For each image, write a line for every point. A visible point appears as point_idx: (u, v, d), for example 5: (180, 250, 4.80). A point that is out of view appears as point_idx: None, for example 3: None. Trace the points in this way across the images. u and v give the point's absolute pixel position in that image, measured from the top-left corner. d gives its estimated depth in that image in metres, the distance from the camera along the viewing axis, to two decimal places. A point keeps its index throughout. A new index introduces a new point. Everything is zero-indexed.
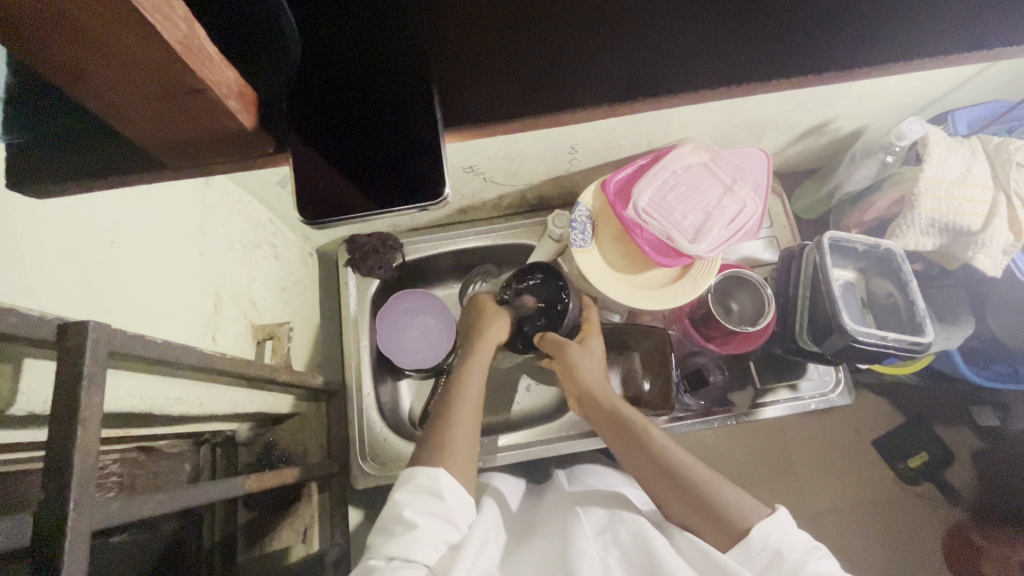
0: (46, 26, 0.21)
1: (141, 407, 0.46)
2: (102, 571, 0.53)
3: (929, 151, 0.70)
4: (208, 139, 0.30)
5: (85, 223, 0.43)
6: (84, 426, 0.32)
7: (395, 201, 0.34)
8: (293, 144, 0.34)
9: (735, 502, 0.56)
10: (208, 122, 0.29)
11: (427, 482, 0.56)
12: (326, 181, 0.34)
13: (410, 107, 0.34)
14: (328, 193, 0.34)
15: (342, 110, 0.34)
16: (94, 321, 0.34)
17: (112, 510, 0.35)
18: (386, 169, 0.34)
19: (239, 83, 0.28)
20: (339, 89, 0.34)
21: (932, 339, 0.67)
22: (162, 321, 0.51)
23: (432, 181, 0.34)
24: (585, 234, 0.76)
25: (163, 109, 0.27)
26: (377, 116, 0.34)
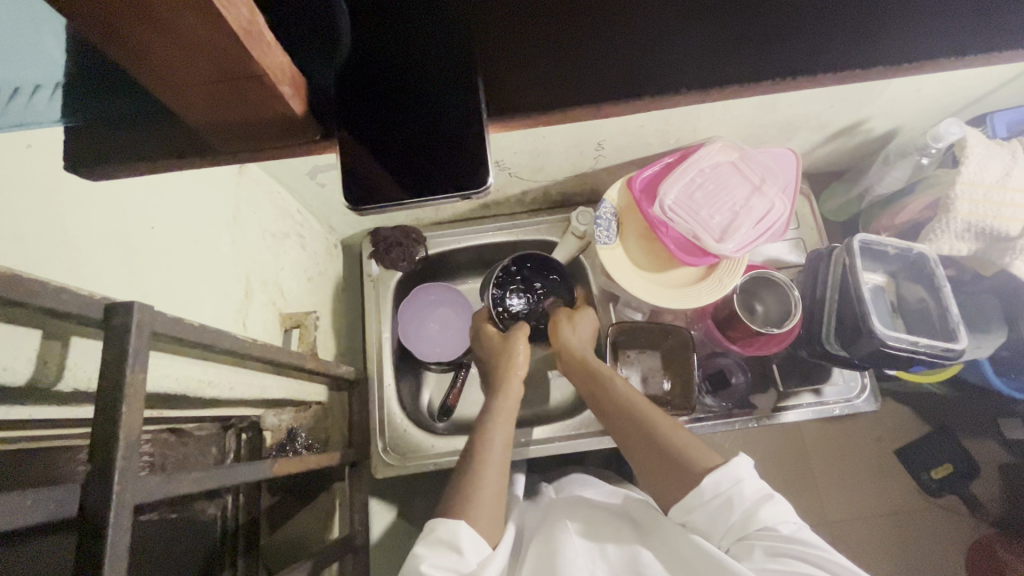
0: (120, 11, 0.21)
1: (177, 388, 0.47)
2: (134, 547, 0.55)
3: (967, 153, 0.68)
4: (258, 126, 0.31)
5: (131, 206, 0.44)
6: (129, 402, 0.33)
7: (437, 190, 0.35)
8: (338, 133, 0.34)
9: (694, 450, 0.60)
10: (260, 109, 0.29)
11: (448, 536, 0.56)
12: (367, 168, 0.35)
13: (453, 98, 0.35)
14: (370, 182, 0.35)
15: (386, 100, 0.35)
16: (138, 302, 0.35)
17: (153, 486, 0.36)
18: (427, 157, 0.35)
19: (291, 70, 0.29)
20: (383, 79, 0.35)
21: (965, 345, 0.65)
22: (198, 305, 0.52)
23: (473, 171, 0.34)
24: (609, 231, 0.76)
25: (219, 93, 0.27)
26: (420, 106, 0.35)
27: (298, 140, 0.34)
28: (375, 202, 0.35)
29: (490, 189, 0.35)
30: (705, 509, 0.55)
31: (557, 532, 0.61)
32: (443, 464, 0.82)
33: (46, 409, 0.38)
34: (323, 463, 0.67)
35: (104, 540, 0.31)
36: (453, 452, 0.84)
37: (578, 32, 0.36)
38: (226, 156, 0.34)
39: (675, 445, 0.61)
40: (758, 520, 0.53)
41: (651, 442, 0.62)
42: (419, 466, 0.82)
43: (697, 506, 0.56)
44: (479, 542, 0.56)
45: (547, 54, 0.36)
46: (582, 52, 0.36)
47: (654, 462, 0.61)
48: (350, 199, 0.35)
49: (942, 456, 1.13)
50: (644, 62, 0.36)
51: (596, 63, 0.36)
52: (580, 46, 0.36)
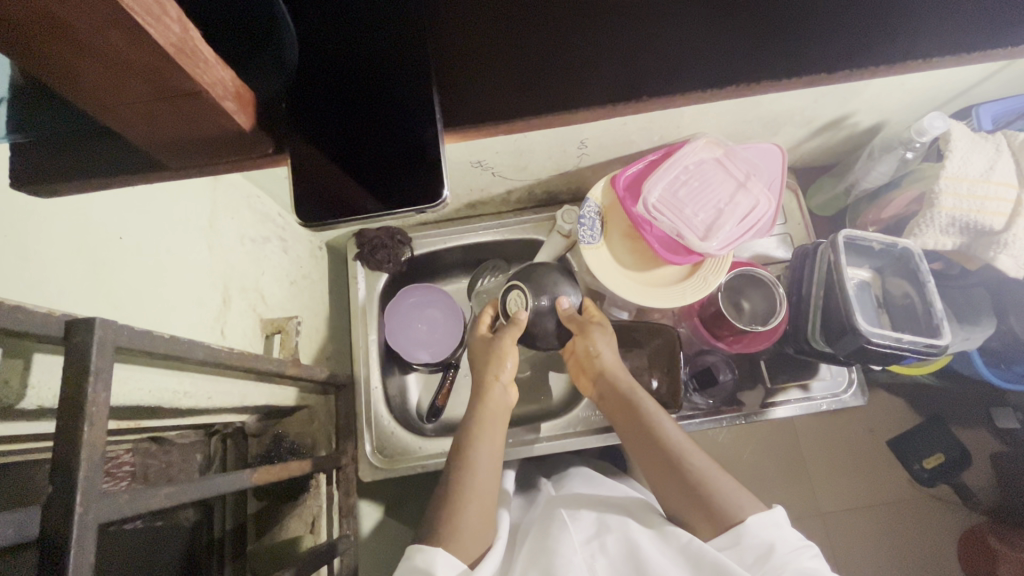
0: (44, 35, 0.21)
1: (150, 400, 0.47)
2: (111, 558, 0.55)
3: (951, 146, 0.68)
4: (207, 140, 0.31)
5: (96, 219, 0.43)
6: (90, 422, 0.33)
7: (394, 202, 0.34)
8: (294, 145, 0.34)
9: (731, 494, 0.60)
10: (207, 124, 0.29)
11: (422, 563, 0.55)
12: (325, 180, 0.35)
13: (411, 108, 0.34)
14: (330, 194, 0.35)
15: (344, 110, 0.35)
16: (99, 319, 0.34)
17: (120, 503, 0.35)
18: (383, 171, 0.34)
19: (234, 82, 0.28)
20: (340, 89, 0.35)
21: (948, 341, 0.65)
22: (172, 315, 0.51)
23: (432, 183, 0.34)
24: (593, 230, 0.75)
25: (160, 109, 0.27)
26: (376, 116, 0.35)
27: (252, 153, 0.33)
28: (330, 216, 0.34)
29: (446, 201, 0.34)
30: (743, 550, 0.55)
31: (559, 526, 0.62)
32: (432, 466, 0.82)
33: (11, 427, 0.38)
34: (309, 468, 0.67)
35: (66, 562, 0.30)
36: (441, 454, 0.83)
37: (545, 46, 0.36)
38: (175, 168, 0.34)
39: (706, 483, 0.61)
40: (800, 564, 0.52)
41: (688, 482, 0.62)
42: (406, 468, 0.82)
43: (733, 546, 0.56)
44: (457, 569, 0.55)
45: (514, 69, 0.36)
46: (549, 67, 0.36)
47: (683, 499, 0.61)
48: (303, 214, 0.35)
49: (933, 447, 1.14)
50: (616, 73, 0.36)
51: (563, 76, 0.36)
52: (551, 61, 0.36)
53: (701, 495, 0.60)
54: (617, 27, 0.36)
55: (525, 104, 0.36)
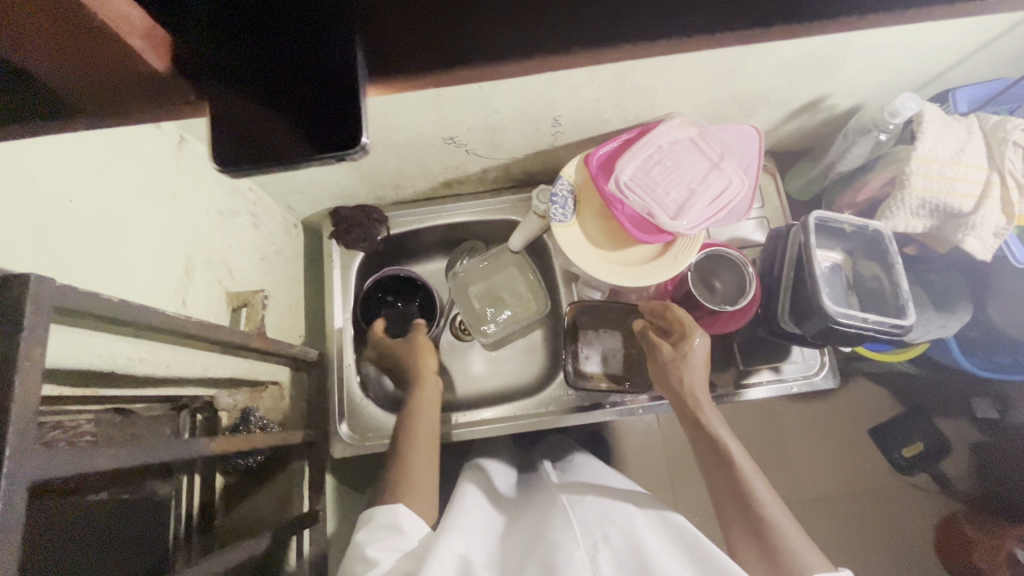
0: None
1: (101, 366, 0.46)
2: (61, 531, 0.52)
3: (923, 128, 0.68)
4: (119, 81, 0.31)
5: (44, 180, 0.43)
6: (22, 376, 0.32)
7: (313, 147, 0.31)
8: (208, 87, 0.32)
9: (804, 550, 0.55)
10: (111, 61, 0.29)
11: (386, 518, 0.61)
12: (243, 126, 0.32)
13: (326, 43, 0.32)
14: (256, 145, 0.32)
15: (256, 44, 0.32)
16: (34, 275, 0.34)
17: (55, 463, 0.35)
18: (302, 110, 0.32)
19: (144, 22, 0.29)
20: (250, 21, 0.32)
21: (913, 322, 0.65)
22: (125, 282, 0.51)
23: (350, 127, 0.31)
24: (565, 208, 0.75)
25: (56, 45, 0.28)
26: (291, 51, 0.32)
27: (170, 102, 0.33)
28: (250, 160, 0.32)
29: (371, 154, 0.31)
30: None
31: (563, 519, 0.62)
32: None
33: None
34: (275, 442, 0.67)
35: None
36: None
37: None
38: (93, 117, 0.34)
39: (781, 535, 0.57)
40: None
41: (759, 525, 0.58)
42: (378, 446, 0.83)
43: None
44: (420, 528, 0.61)
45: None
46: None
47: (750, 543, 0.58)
48: (223, 163, 0.32)
49: (913, 436, 1.16)
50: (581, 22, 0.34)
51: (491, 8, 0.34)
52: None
53: (770, 543, 0.57)
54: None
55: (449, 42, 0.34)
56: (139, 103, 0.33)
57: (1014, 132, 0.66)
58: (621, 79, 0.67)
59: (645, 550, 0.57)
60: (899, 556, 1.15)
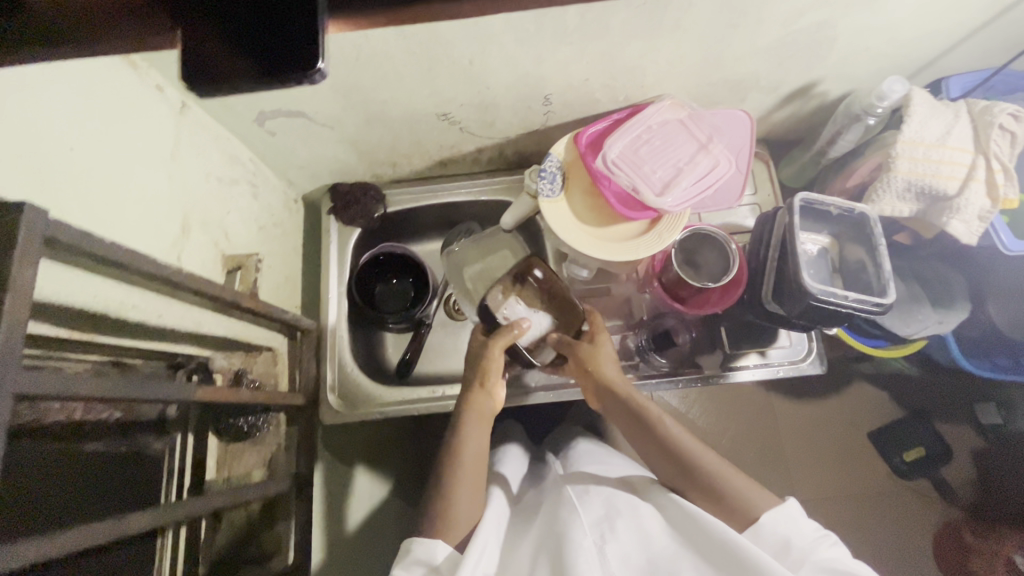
0: None
1: (94, 307, 0.49)
2: (25, 466, 0.56)
3: (910, 111, 0.68)
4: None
5: (43, 125, 0.45)
6: (13, 294, 0.35)
7: (270, 69, 0.29)
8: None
9: (745, 492, 0.64)
10: None
11: (423, 555, 0.61)
12: (200, 40, 0.29)
13: None
14: (213, 62, 0.29)
15: None
16: (28, 204, 0.36)
17: (37, 382, 0.38)
18: (259, 23, 0.29)
19: None
20: None
21: (892, 300, 0.65)
22: (119, 231, 0.53)
23: (304, 51, 0.28)
24: (553, 183, 0.76)
25: None
26: None
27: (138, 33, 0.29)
28: (206, 81, 0.29)
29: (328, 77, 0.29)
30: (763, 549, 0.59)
31: (568, 509, 0.66)
32: (391, 413, 0.85)
33: None
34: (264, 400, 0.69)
35: None
36: (398, 403, 0.86)
37: None
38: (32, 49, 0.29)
39: (722, 485, 0.65)
40: (821, 556, 0.56)
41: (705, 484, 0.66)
42: (366, 415, 0.85)
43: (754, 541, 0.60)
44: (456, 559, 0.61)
45: None
46: None
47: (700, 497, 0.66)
48: (185, 77, 0.29)
49: (915, 441, 1.15)
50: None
51: None
52: None
53: (716, 494, 0.65)
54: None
55: None
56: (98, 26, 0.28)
57: (1001, 115, 0.66)
58: (610, 57, 0.69)
59: (650, 536, 0.60)
60: (895, 556, 1.14)
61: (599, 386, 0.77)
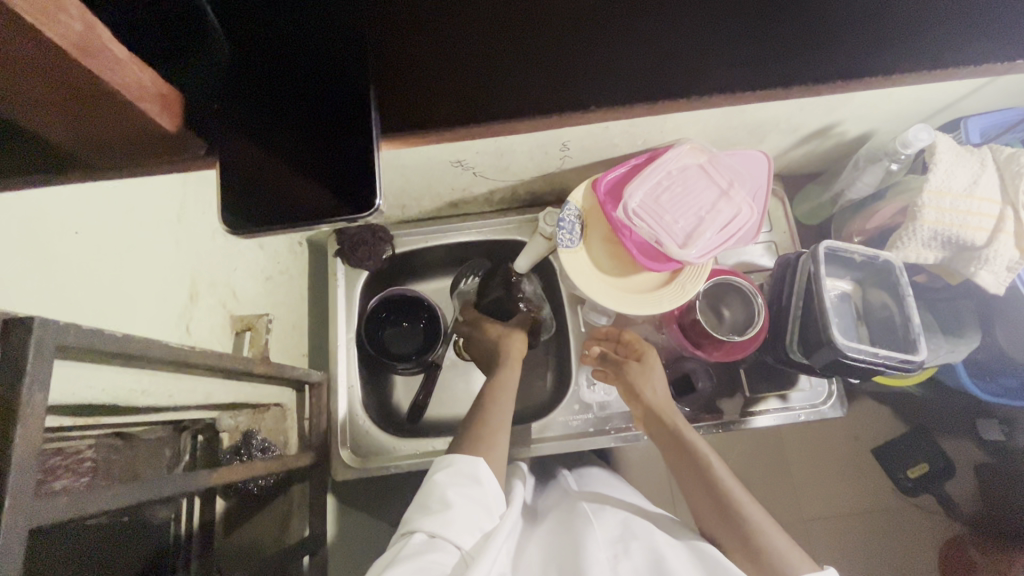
0: (9, 65, 0.30)
1: (103, 399, 0.46)
2: (77, 553, 0.53)
3: (936, 160, 0.67)
4: (121, 129, 0.39)
5: (49, 214, 0.42)
6: (23, 425, 0.32)
7: (335, 209, 0.45)
8: (246, 149, 0.46)
9: (782, 547, 0.59)
10: (128, 114, 0.37)
11: (466, 468, 0.63)
12: (270, 182, 0.46)
13: (347, 134, 0.46)
14: (285, 195, 0.46)
15: (295, 124, 0.46)
16: (38, 319, 0.33)
17: (51, 510, 0.34)
18: (332, 173, 0.46)
19: (153, 88, 0.38)
20: (281, 111, 0.47)
21: (924, 357, 0.64)
22: (128, 314, 0.50)
23: (366, 195, 0.45)
24: (572, 233, 0.74)
25: (85, 106, 0.35)
26: (318, 131, 0.46)
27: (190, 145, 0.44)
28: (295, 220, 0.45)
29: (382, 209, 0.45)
30: None
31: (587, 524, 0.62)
32: (407, 467, 0.84)
33: None
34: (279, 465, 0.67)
35: None
36: (412, 454, 0.85)
37: (493, 64, 0.51)
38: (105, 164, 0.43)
39: (758, 534, 0.60)
40: None
41: (743, 532, 0.61)
42: (380, 467, 0.84)
43: None
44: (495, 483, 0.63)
45: (457, 74, 0.51)
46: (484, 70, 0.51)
47: (732, 543, 0.61)
48: (232, 223, 0.45)
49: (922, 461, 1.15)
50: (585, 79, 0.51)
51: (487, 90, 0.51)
52: (490, 71, 0.51)
53: (751, 544, 0.60)
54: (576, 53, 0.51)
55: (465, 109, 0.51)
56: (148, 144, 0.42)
57: None
58: None
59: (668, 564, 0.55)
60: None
61: (646, 410, 0.74)
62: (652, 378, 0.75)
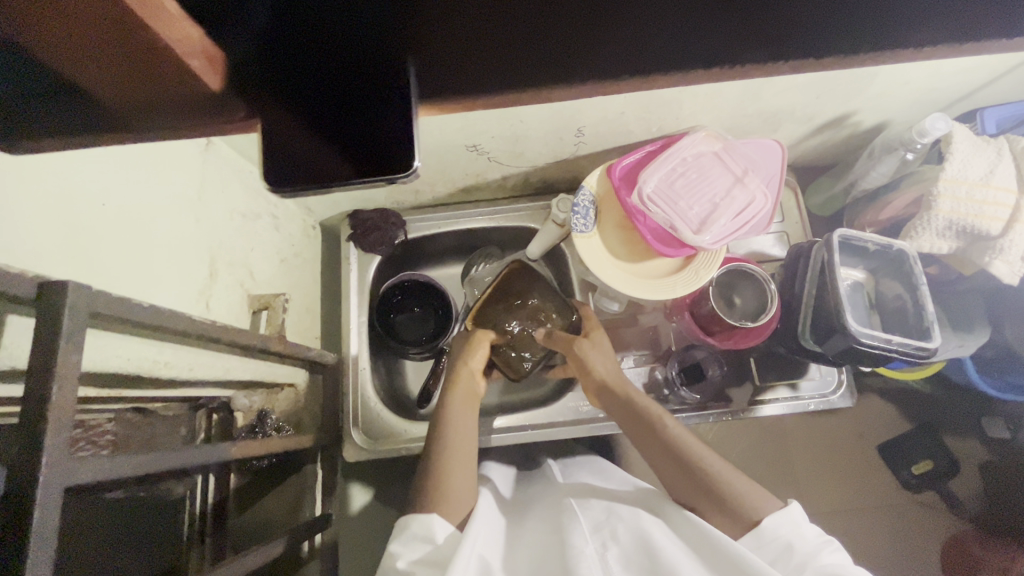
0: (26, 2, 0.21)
1: (128, 369, 0.46)
2: (94, 524, 0.55)
3: (952, 149, 0.67)
4: (181, 108, 0.29)
5: (78, 183, 0.43)
6: (60, 385, 0.32)
7: (355, 171, 0.30)
8: (264, 104, 0.29)
9: (746, 492, 0.59)
10: (179, 87, 0.27)
11: (420, 528, 0.58)
12: (286, 144, 0.30)
13: (376, 74, 0.29)
14: (298, 159, 0.30)
15: (318, 50, 0.29)
16: (73, 283, 0.34)
17: (86, 471, 0.35)
18: (359, 134, 0.30)
19: (209, 47, 0.27)
20: (307, 27, 0.29)
21: (937, 345, 0.65)
22: (152, 285, 0.51)
23: (401, 154, 0.30)
24: (586, 218, 0.74)
25: (126, 70, 0.25)
26: (350, 69, 0.29)
27: (218, 120, 0.30)
28: (308, 183, 0.30)
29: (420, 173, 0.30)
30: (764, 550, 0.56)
31: (567, 517, 0.60)
32: (416, 449, 0.83)
33: None
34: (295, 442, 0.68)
35: (26, 527, 0.30)
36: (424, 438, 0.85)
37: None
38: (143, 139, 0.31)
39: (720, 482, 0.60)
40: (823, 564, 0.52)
41: (701, 480, 0.61)
42: (391, 451, 0.84)
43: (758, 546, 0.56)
44: (455, 536, 0.58)
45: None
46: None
47: (699, 497, 0.61)
48: (271, 183, 0.30)
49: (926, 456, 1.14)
50: (597, 27, 0.29)
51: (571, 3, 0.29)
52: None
53: (715, 492, 0.60)
54: (571, 17, 0.29)
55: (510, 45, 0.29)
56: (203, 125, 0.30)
57: None
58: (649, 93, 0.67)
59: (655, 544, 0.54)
60: None
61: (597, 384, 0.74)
62: (600, 354, 0.76)
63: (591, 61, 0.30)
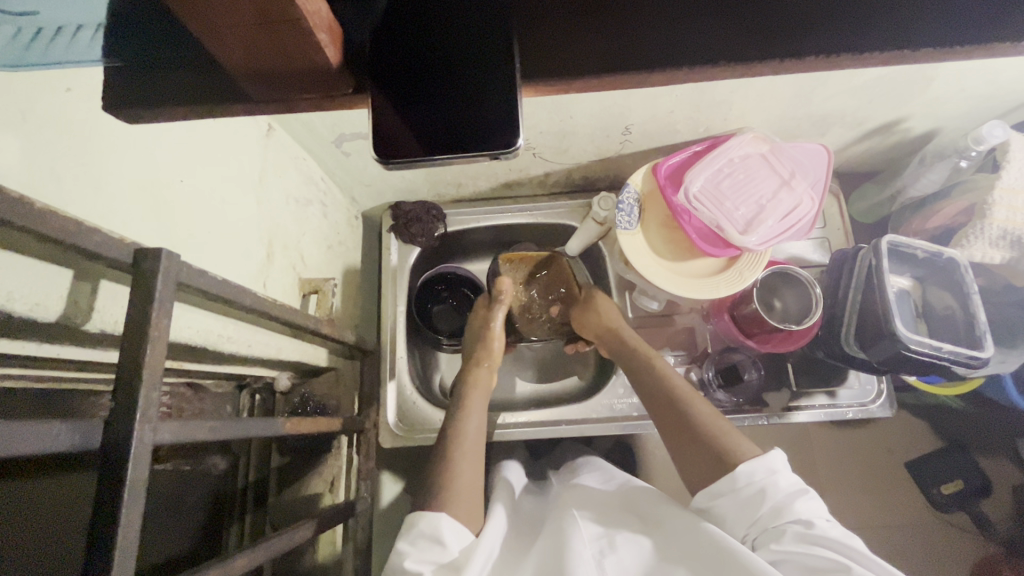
0: None
1: (198, 340, 0.48)
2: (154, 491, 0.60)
3: (1009, 158, 0.67)
4: (290, 74, 0.29)
5: (163, 157, 0.45)
6: (152, 346, 0.34)
7: (462, 147, 0.31)
8: (373, 94, 0.31)
9: (736, 441, 0.60)
10: (298, 57, 0.27)
11: (429, 528, 0.55)
12: (393, 129, 0.32)
13: (483, 69, 0.31)
14: (399, 137, 0.32)
15: (427, 49, 0.31)
16: (166, 251, 0.35)
17: (168, 430, 0.37)
18: (464, 119, 0.31)
19: (330, 18, 0.27)
20: (414, 32, 0.31)
21: (990, 356, 0.63)
22: (222, 260, 0.53)
23: (504, 131, 0.31)
24: (631, 216, 0.75)
25: (258, 36, 0.25)
26: (454, 65, 0.32)
27: (330, 92, 0.31)
28: (398, 158, 0.32)
29: (518, 152, 0.32)
30: (737, 496, 0.55)
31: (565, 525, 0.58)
32: None
33: (73, 347, 0.39)
34: (336, 427, 0.69)
35: (120, 479, 0.31)
36: None
37: None
38: (257, 100, 0.31)
39: (711, 428, 0.62)
40: (793, 511, 0.52)
41: (693, 427, 0.63)
42: (426, 436, 0.82)
43: (727, 492, 0.56)
44: (465, 534, 0.56)
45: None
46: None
47: (688, 438, 0.62)
48: (380, 153, 0.32)
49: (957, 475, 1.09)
50: (649, 38, 0.31)
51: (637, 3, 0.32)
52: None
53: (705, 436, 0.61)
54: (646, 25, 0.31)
55: (600, 48, 0.32)
56: (305, 93, 0.31)
57: None
58: (700, 92, 0.67)
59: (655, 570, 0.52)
60: None
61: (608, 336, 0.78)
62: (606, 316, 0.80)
63: (634, 62, 0.31)
